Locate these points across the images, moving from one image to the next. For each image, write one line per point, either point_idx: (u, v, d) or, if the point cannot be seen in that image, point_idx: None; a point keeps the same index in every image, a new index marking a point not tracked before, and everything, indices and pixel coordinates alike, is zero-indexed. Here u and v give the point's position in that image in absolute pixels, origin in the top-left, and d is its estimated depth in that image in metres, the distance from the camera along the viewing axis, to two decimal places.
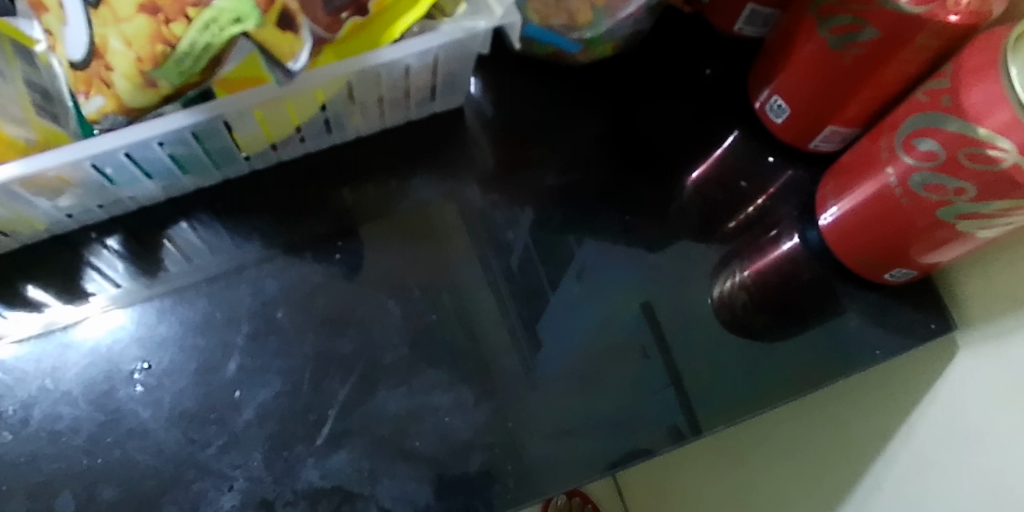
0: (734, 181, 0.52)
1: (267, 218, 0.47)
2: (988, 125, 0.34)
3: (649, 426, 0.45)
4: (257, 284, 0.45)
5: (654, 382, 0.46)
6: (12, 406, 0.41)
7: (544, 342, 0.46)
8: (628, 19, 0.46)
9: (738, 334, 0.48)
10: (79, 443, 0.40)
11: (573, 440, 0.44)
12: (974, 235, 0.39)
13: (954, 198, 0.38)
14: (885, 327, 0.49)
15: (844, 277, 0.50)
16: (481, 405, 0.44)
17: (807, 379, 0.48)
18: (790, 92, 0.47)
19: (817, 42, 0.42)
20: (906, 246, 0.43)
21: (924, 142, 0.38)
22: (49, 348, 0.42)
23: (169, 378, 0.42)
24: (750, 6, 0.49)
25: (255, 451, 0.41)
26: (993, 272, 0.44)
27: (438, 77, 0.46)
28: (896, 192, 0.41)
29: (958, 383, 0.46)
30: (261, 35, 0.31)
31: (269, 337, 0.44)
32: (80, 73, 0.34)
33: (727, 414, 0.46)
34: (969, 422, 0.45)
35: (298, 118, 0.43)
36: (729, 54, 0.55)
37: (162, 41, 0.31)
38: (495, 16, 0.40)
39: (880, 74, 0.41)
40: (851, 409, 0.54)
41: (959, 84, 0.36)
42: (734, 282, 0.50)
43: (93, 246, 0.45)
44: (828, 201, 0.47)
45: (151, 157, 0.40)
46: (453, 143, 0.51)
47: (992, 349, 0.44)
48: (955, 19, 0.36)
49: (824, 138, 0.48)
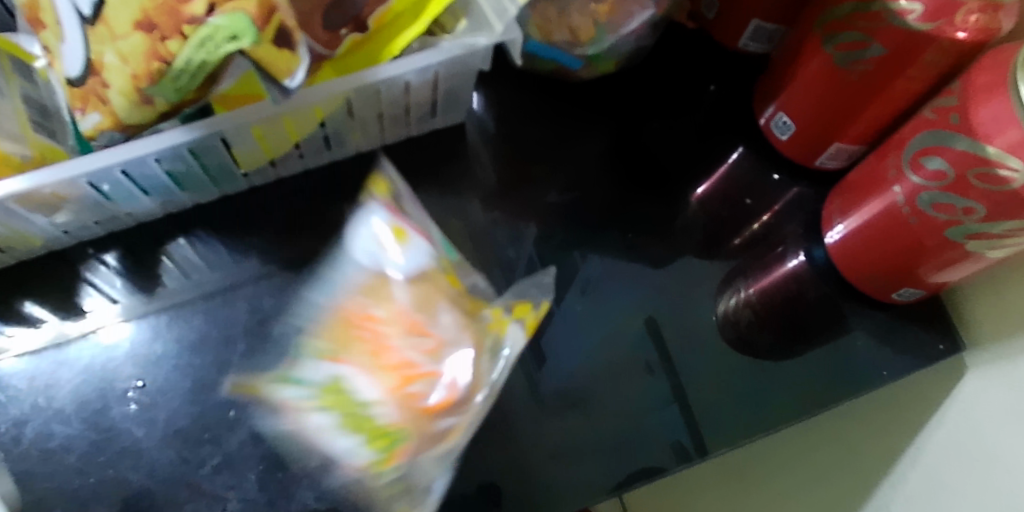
0: (740, 198, 0.51)
1: (267, 234, 0.47)
2: (998, 144, 0.33)
3: (651, 448, 0.44)
4: (255, 301, 0.45)
5: (658, 402, 0.45)
6: (26, 423, 0.41)
7: (547, 362, 0.46)
8: (630, 36, 0.46)
9: (744, 353, 0.47)
10: (71, 462, 0.40)
11: (574, 463, 0.43)
12: (984, 256, 0.38)
13: (963, 218, 0.37)
14: (893, 347, 0.48)
15: (851, 297, 0.49)
16: (480, 426, 0.43)
17: (814, 400, 0.47)
18: (795, 108, 0.46)
19: (823, 59, 0.42)
20: (914, 266, 0.42)
21: (933, 161, 0.38)
22: (43, 364, 0.42)
23: (163, 396, 0.42)
24: (755, 22, 0.49)
25: (250, 472, 0.41)
26: (1001, 292, 0.43)
27: (438, 93, 0.46)
28: (904, 211, 0.40)
29: (965, 404, 0.45)
30: (258, 53, 0.30)
31: (265, 356, 0.43)
32: (76, 90, 0.34)
33: (732, 436, 0.45)
34: (975, 444, 0.44)
35: (297, 134, 0.43)
36: (733, 70, 0.54)
37: (158, 58, 0.31)
38: (495, 33, 0.39)
39: (888, 92, 0.40)
40: (858, 431, 0.53)
41: (969, 102, 0.35)
42: (739, 300, 0.49)
43: (90, 262, 0.45)
44: (834, 219, 0.46)
45: (148, 173, 0.40)
46: (455, 159, 0.50)
47: (1001, 369, 0.43)
48: (962, 36, 0.35)
49: (830, 155, 0.48)
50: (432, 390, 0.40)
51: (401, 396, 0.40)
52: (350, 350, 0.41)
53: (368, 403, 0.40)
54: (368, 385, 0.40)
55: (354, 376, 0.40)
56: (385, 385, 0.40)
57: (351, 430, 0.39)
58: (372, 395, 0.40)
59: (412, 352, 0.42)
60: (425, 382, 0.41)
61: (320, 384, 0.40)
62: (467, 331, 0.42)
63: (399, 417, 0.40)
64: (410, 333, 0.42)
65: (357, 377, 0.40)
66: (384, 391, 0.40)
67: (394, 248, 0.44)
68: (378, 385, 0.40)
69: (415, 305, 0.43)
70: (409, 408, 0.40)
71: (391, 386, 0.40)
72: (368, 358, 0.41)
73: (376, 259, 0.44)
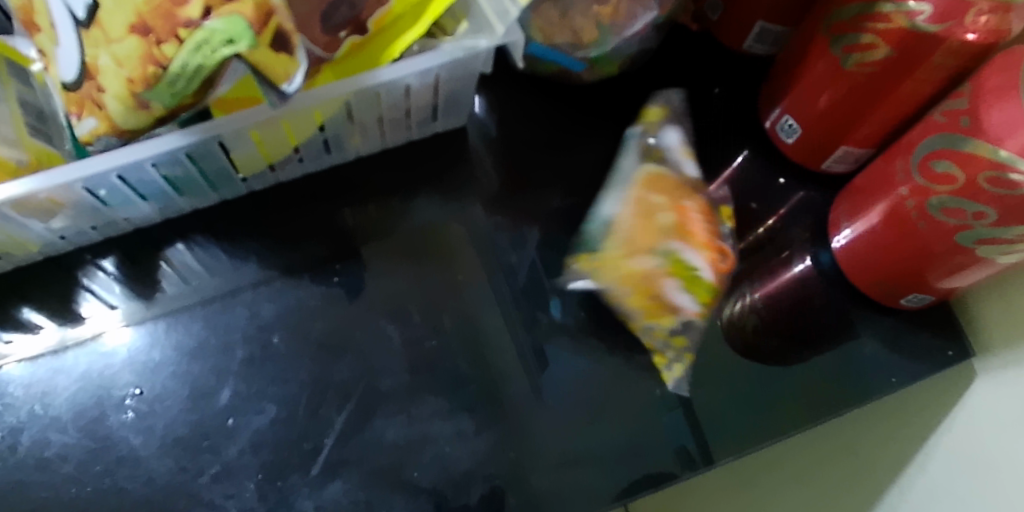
0: (745, 203, 0.51)
1: (267, 239, 0.46)
2: (1009, 147, 0.33)
3: (657, 456, 0.43)
4: (254, 307, 0.44)
5: (662, 409, 0.45)
6: (23, 431, 0.40)
7: (551, 368, 0.45)
8: (634, 38, 0.46)
9: (749, 358, 0.47)
10: (67, 470, 0.39)
11: (578, 472, 0.42)
12: (995, 261, 0.38)
13: (974, 223, 0.36)
14: (901, 353, 0.47)
15: (858, 302, 0.48)
16: (483, 434, 0.43)
17: (821, 407, 0.46)
18: (801, 110, 0.45)
19: (829, 61, 0.41)
20: (922, 271, 0.41)
21: (942, 165, 0.37)
22: (39, 372, 0.42)
23: (161, 403, 0.41)
24: (760, 24, 0.49)
25: (248, 481, 0.40)
26: (1011, 297, 0.42)
27: (439, 97, 0.45)
28: (912, 215, 0.39)
29: (974, 410, 0.45)
30: (255, 57, 0.30)
31: (265, 363, 0.43)
32: (72, 94, 0.33)
33: (737, 444, 0.45)
34: (984, 452, 0.43)
35: (296, 138, 0.42)
36: (737, 72, 0.53)
37: (154, 62, 0.30)
38: (496, 35, 0.39)
39: (895, 94, 0.40)
40: (866, 438, 0.52)
41: (979, 104, 0.35)
42: (744, 304, 0.48)
43: (88, 267, 0.44)
44: (842, 224, 0.46)
45: (145, 178, 0.40)
46: (457, 164, 0.50)
47: (1010, 375, 0.42)
48: (972, 37, 0.34)
49: (837, 159, 0.47)
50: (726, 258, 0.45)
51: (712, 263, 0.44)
52: (679, 241, 0.45)
53: (697, 268, 0.44)
54: (699, 257, 0.44)
55: (684, 249, 0.45)
56: (703, 249, 0.45)
57: (686, 289, 0.44)
58: (701, 262, 0.44)
59: (715, 229, 0.46)
60: (724, 254, 0.45)
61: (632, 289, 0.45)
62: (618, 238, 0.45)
63: (713, 279, 0.44)
64: (707, 216, 0.46)
65: (686, 249, 0.45)
66: (707, 256, 0.44)
67: (665, 141, 0.48)
68: (702, 251, 0.44)
69: (699, 199, 0.47)
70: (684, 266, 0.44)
71: (711, 253, 0.45)
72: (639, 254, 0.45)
73: (655, 141, 0.48)
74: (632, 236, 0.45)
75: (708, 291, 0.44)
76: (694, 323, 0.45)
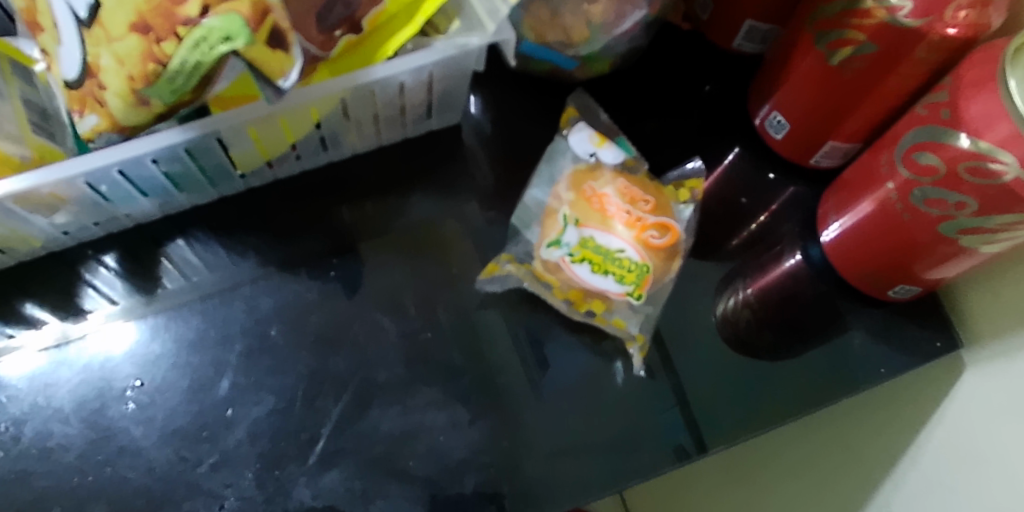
0: (735, 198, 0.52)
1: (264, 235, 0.47)
2: (989, 138, 0.33)
3: (650, 446, 0.44)
4: (252, 301, 0.45)
5: (656, 400, 0.45)
6: (25, 422, 0.41)
7: (546, 359, 0.46)
8: (624, 36, 0.46)
9: (743, 353, 0.47)
10: (69, 460, 0.40)
11: (571, 461, 0.43)
12: (978, 251, 0.38)
13: (955, 213, 0.37)
14: (889, 344, 0.48)
15: (847, 294, 0.49)
16: (476, 424, 0.43)
17: (811, 398, 0.47)
18: (788, 106, 0.46)
19: (816, 57, 0.42)
20: (908, 261, 0.42)
21: (925, 157, 0.38)
22: (42, 365, 0.42)
23: (161, 395, 0.42)
24: (748, 22, 0.49)
25: (247, 470, 0.41)
26: (998, 288, 0.43)
27: (433, 94, 0.46)
28: (897, 207, 0.40)
29: (963, 400, 0.45)
30: (251, 54, 0.31)
31: (263, 355, 0.44)
32: (74, 92, 0.34)
33: (730, 434, 0.45)
34: (975, 441, 0.44)
35: (292, 135, 0.43)
36: (728, 71, 0.54)
37: (154, 59, 0.31)
38: (488, 33, 0.40)
39: (880, 89, 0.41)
40: (858, 429, 0.53)
41: (959, 97, 0.35)
42: (737, 300, 0.49)
43: (90, 263, 0.45)
44: (829, 218, 0.46)
45: (145, 174, 0.41)
46: (451, 161, 0.51)
47: (998, 365, 0.43)
48: (953, 31, 0.35)
49: (825, 153, 0.48)
50: (662, 236, 0.44)
51: (658, 240, 0.44)
52: (625, 219, 0.44)
53: (618, 250, 0.44)
54: (638, 235, 0.44)
55: (599, 234, 0.44)
56: (622, 231, 0.44)
57: (607, 272, 0.44)
58: (620, 243, 0.44)
59: (634, 208, 0.45)
60: (659, 230, 0.44)
61: (587, 270, 0.44)
62: (576, 218, 0.45)
63: (643, 258, 0.44)
64: (626, 197, 0.45)
65: (599, 233, 0.44)
66: (626, 237, 0.44)
67: (604, 160, 0.47)
68: (618, 233, 0.44)
69: (633, 179, 0.46)
70: (640, 244, 0.44)
71: (631, 234, 0.44)
72: (598, 232, 0.44)
73: (593, 159, 0.47)
74: (549, 227, 0.45)
75: (635, 271, 0.44)
76: (622, 303, 0.44)
